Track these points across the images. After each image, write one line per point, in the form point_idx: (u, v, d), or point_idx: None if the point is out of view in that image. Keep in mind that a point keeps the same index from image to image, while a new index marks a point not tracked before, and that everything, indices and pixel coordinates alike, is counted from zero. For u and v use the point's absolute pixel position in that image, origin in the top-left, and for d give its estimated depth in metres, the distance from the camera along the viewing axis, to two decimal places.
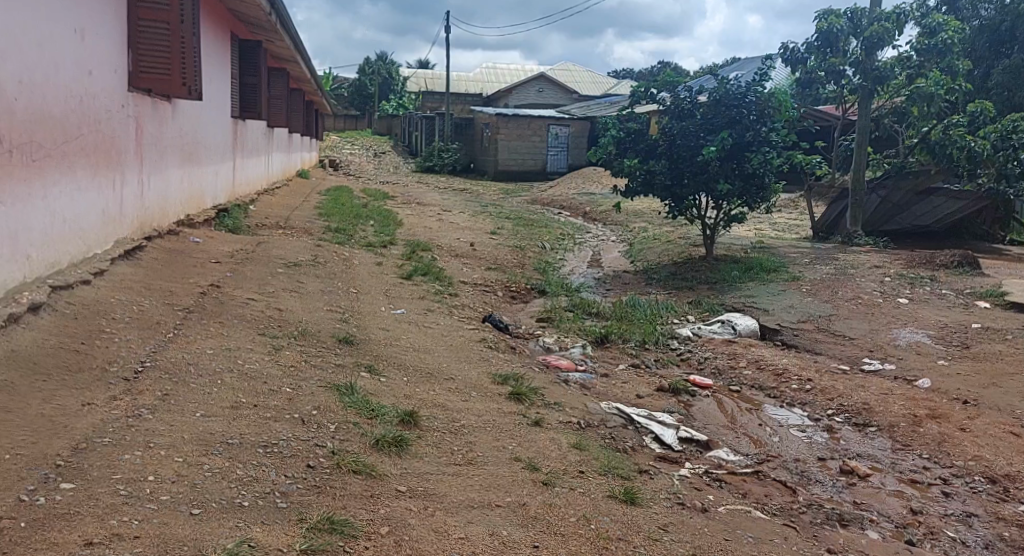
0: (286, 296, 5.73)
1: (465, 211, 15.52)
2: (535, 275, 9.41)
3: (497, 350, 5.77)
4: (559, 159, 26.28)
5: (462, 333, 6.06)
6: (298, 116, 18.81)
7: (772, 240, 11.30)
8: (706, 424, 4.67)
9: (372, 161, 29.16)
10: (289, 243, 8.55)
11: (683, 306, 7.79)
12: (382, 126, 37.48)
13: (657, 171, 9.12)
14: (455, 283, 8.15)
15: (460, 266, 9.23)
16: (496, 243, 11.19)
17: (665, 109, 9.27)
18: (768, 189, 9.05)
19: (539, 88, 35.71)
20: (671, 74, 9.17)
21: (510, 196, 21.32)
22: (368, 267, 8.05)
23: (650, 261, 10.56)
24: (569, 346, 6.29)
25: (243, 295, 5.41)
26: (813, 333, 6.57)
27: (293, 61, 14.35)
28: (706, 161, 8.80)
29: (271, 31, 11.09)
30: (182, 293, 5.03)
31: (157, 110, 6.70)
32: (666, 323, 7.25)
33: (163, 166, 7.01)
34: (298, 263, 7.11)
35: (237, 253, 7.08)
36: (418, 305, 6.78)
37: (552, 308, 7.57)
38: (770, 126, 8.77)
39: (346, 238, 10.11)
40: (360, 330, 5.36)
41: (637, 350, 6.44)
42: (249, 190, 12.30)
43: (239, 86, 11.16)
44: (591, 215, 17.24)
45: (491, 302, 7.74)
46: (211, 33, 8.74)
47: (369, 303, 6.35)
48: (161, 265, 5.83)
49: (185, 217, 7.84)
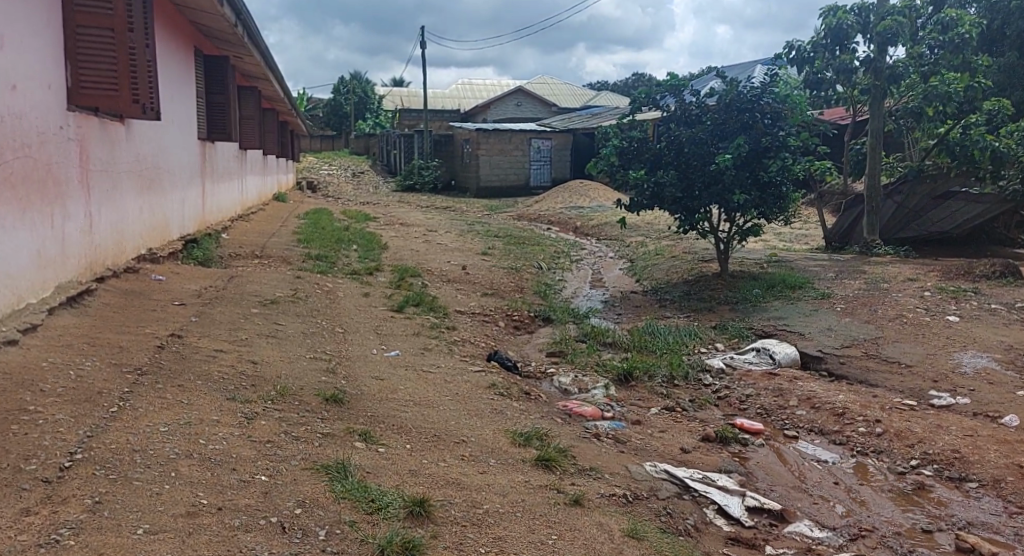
0: (260, 342, 4.88)
1: (452, 231, 14.72)
2: (536, 300, 8.64)
3: (511, 399, 4.97)
4: (542, 174, 25.61)
5: (468, 377, 5.25)
6: (271, 137, 17.96)
7: (785, 252, 10.61)
8: (773, 487, 3.93)
9: (351, 182, 28.31)
10: (265, 275, 7.68)
11: (707, 331, 7.04)
12: (359, 146, 36.67)
13: (666, 183, 8.36)
14: (451, 313, 7.35)
15: (455, 293, 8.42)
16: (490, 265, 10.40)
17: (670, 116, 8.52)
18: (788, 199, 8.35)
19: (517, 102, 35.12)
20: (676, 76, 8.29)
21: (495, 212, 20.56)
22: (354, 300, 7.23)
23: (658, 280, 9.84)
24: (591, 387, 5.52)
25: (210, 345, 4.55)
26: (862, 361, 5.83)
27: (265, 78, 13.48)
28: (721, 170, 8.06)
29: (239, 45, 10.24)
30: (134, 348, 4.17)
31: (107, 131, 5.86)
32: (692, 353, 6.48)
33: (117, 195, 6.16)
34: (275, 300, 6.26)
35: (205, 290, 6.23)
36: (415, 344, 5.96)
37: (561, 340, 6.78)
38: (788, 130, 8.03)
39: (329, 266, 9.27)
40: (350, 383, 4.53)
41: (666, 388, 5.67)
42: (221, 215, 11.42)
43: (207, 105, 10.29)
44: (582, 229, 16.52)
45: (494, 335, 6.94)
46: (170, 45, 7.88)
47: (357, 345, 5.53)
48: (114, 312, 4.97)
49: (147, 251, 6.99)
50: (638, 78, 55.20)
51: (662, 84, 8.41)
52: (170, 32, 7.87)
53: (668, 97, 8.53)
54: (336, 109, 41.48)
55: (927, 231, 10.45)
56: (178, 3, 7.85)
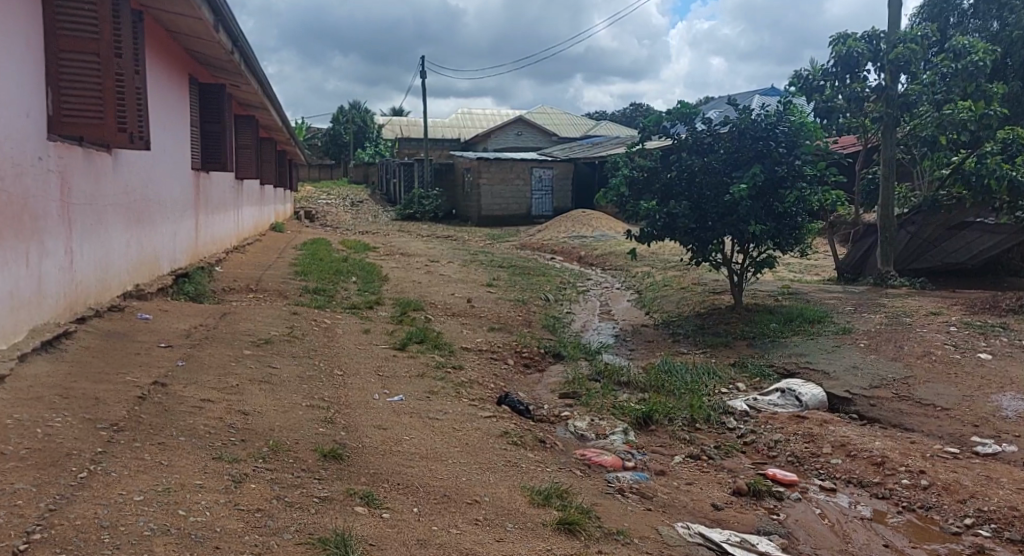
0: (253, 389, 4.52)
1: (454, 261, 14.38)
2: (545, 335, 8.30)
3: (526, 448, 4.60)
4: (543, 203, 25.38)
5: (477, 423, 4.88)
6: (270, 167, 17.74)
7: (798, 283, 10.32)
8: (818, 550, 3.63)
9: (350, 211, 28.09)
10: (260, 311, 7.33)
11: (727, 370, 6.69)
12: (359, 175, 36.52)
13: (678, 214, 8.07)
14: (457, 350, 7.00)
15: (460, 328, 8.08)
16: (495, 298, 10.08)
17: (680, 145, 8.26)
18: (803, 229, 8.05)
19: (517, 132, 35.07)
20: (687, 104, 8.06)
21: (497, 241, 20.27)
22: (356, 337, 6.88)
23: (669, 313, 9.53)
24: (609, 433, 5.17)
25: (197, 394, 4.19)
26: (895, 403, 5.47)
27: (263, 107, 13.25)
28: (735, 200, 7.77)
29: (235, 73, 10.00)
30: (111, 399, 3.80)
31: (91, 162, 5.54)
32: (713, 394, 6.12)
33: (103, 229, 5.83)
34: (271, 339, 5.91)
35: (195, 330, 5.87)
36: (419, 386, 5.60)
37: (574, 380, 6.42)
38: (803, 158, 7.74)
39: (327, 300, 8.92)
40: (351, 434, 4.17)
41: (689, 433, 5.30)
42: (215, 247, 11.10)
43: (201, 134, 10.01)
44: (587, 260, 16.21)
45: (503, 374, 6.58)
46: (162, 72, 7.60)
47: (359, 389, 5.16)
48: (93, 358, 4.60)
49: (135, 288, 6.66)
50: (637, 107, 55.38)
51: (672, 112, 8.16)
52: (162, 60, 7.61)
53: (678, 125, 8.28)
54: (335, 139, 41.47)
55: (940, 261, 10.21)
56: (172, 30, 7.61)
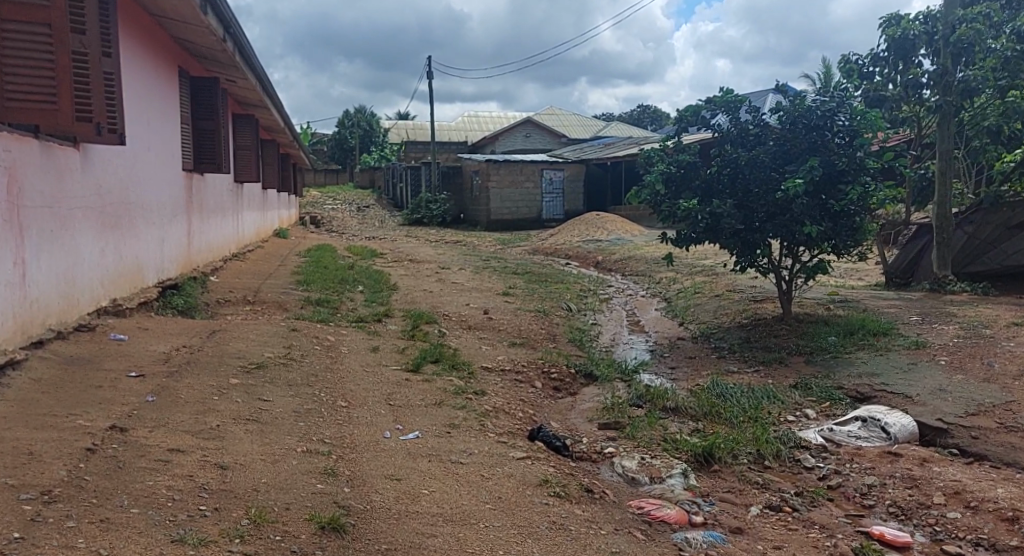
0: (237, 430, 3.66)
1: (466, 268, 13.55)
2: (572, 350, 7.45)
3: (571, 502, 3.72)
4: (554, 206, 24.51)
5: (508, 468, 4.03)
6: (273, 170, 16.94)
7: (846, 290, 9.45)
8: None
9: (356, 216, 27.29)
10: (255, 328, 6.51)
11: (787, 393, 5.81)
12: (365, 180, 35.76)
13: (723, 214, 7.23)
14: (477, 371, 6.16)
15: (478, 344, 7.23)
16: (514, 308, 9.23)
17: (723, 136, 7.50)
18: (863, 230, 7.22)
19: (526, 133, 34.23)
20: (731, 91, 7.36)
21: (507, 246, 19.45)
22: (362, 357, 6.04)
23: (707, 324, 8.68)
24: (666, 475, 4.33)
25: (167, 441, 3.34)
26: (1004, 436, 4.58)
27: (264, 107, 12.50)
28: (790, 198, 6.96)
29: (233, 66, 9.23)
30: (50, 455, 2.96)
31: (52, 158, 4.75)
32: (778, 424, 5.25)
33: (69, 237, 5.03)
34: (265, 363, 5.08)
35: (176, 353, 5.03)
36: (437, 419, 4.75)
37: (613, 408, 5.58)
38: (864, 150, 6.90)
39: (330, 312, 8.09)
40: (356, 490, 3.31)
41: (759, 475, 4.46)
42: (210, 255, 10.28)
43: (194, 132, 9.20)
44: (605, 265, 15.34)
45: (531, 400, 5.73)
46: (142, 58, 6.77)
47: (365, 425, 4.32)
48: (44, 394, 3.77)
49: (111, 303, 5.84)
50: (646, 109, 54.46)
51: (713, 100, 7.43)
52: (144, 48, 6.86)
53: (719, 115, 7.56)
54: (341, 143, 40.72)
55: (999, 264, 9.12)
56: (155, 13, 6.84)
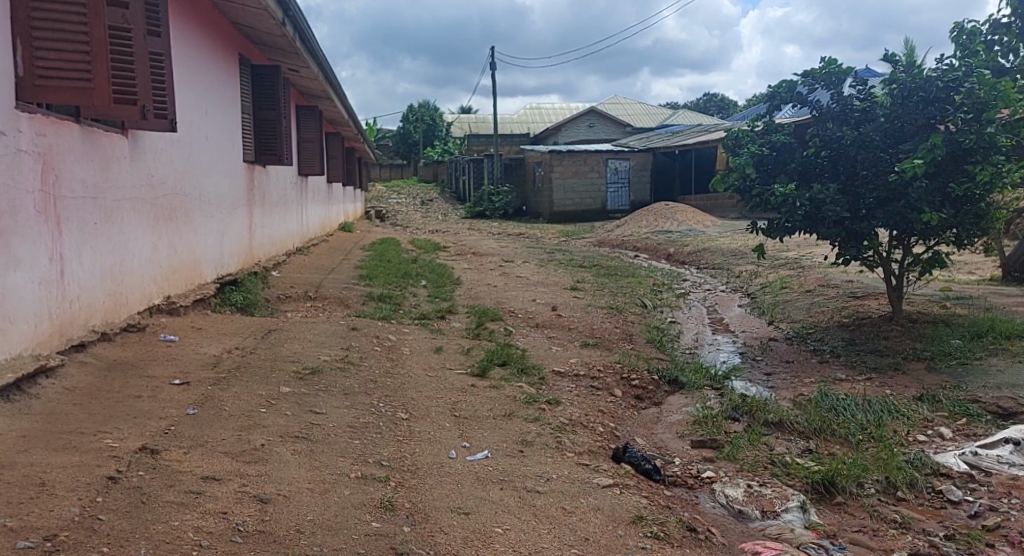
0: (284, 452, 3.17)
1: (533, 261, 12.97)
2: (652, 353, 6.78)
3: (672, 545, 3.10)
4: (621, 197, 23.72)
5: (593, 499, 3.43)
6: (335, 163, 16.68)
7: (958, 286, 8.49)
8: None
9: (419, 210, 27.03)
10: (314, 327, 6.09)
11: (911, 406, 5.07)
12: (428, 173, 35.59)
13: (826, 200, 6.44)
14: (549, 377, 5.57)
15: (548, 345, 6.64)
16: (585, 305, 8.60)
17: (823, 113, 6.73)
18: (990, 217, 6.40)
19: (591, 123, 33.44)
20: (835, 61, 6.58)
21: (572, 238, 18.78)
22: (423, 360, 5.54)
23: (802, 323, 7.88)
24: (780, 509, 3.67)
25: (201, 466, 2.87)
26: None
27: (326, 97, 12.19)
28: (906, 181, 6.12)
29: (293, 52, 8.86)
30: (64, 486, 2.52)
31: (96, 146, 4.38)
32: (908, 445, 4.52)
33: (116, 230, 4.66)
34: (320, 368, 4.62)
35: (225, 356, 4.60)
36: (508, 434, 4.19)
37: (707, 422, 4.92)
38: (995, 127, 6.02)
39: (392, 309, 7.63)
40: (419, 530, 2.77)
41: (894, 511, 3.76)
42: (273, 249, 9.99)
43: (255, 122, 8.87)
44: (677, 258, 14.55)
45: (612, 411, 5.11)
46: (197, 42, 6.41)
47: (428, 443, 3.80)
48: (74, 406, 3.36)
49: (164, 301, 5.48)
50: (713, 97, 52.78)
51: (813, 74, 6.66)
52: (201, 32, 6.53)
53: (820, 90, 6.77)
54: (405, 137, 40.69)
55: None
56: None
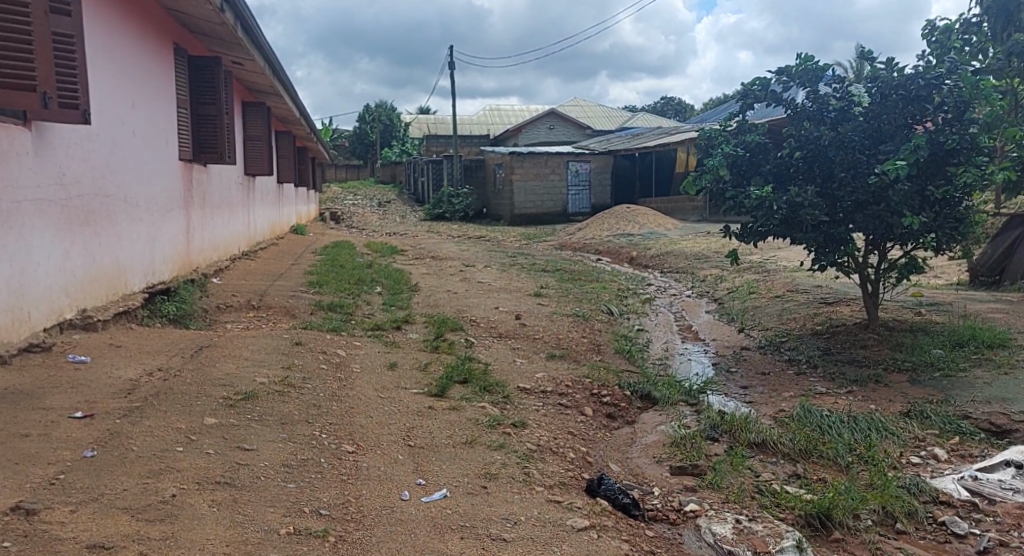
0: (199, 504, 2.66)
1: (493, 266, 12.51)
2: (621, 364, 6.38)
3: None
4: (581, 199, 23.43)
5: (568, 547, 2.99)
6: (287, 163, 15.99)
7: (929, 291, 8.29)
8: None
9: (377, 212, 26.36)
10: (254, 340, 5.53)
11: (899, 423, 4.74)
12: (385, 174, 34.88)
13: (803, 203, 6.12)
14: (513, 395, 5.12)
15: (511, 358, 6.18)
16: (549, 312, 8.17)
17: (799, 112, 6.42)
18: (969, 220, 6.15)
19: (550, 125, 33.16)
20: (811, 58, 6.27)
21: (533, 241, 18.39)
22: (375, 377, 5.03)
23: (774, 330, 7.56)
24: (775, 549, 3.27)
25: (88, 534, 2.35)
26: None
27: (276, 93, 11.55)
28: (887, 183, 5.83)
29: (236, 43, 8.24)
30: None
31: None
32: (902, 468, 4.17)
33: (13, 236, 4.07)
34: (255, 391, 4.08)
35: (144, 381, 4.03)
36: (468, 466, 3.71)
37: (686, 444, 4.52)
38: (977, 126, 5.76)
39: (343, 319, 7.09)
40: None
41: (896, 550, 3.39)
42: (215, 254, 9.32)
43: (193, 117, 8.22)
44: (640, 262, 14.25)
45: (582, 433, 4.67)
46: (118, 26, 5.78)
47: (377, 481, 3.30)
48: None
49: (79, 315, 4.86)
50: (670, 100, 53.08)
51: (788, 71, 6.36)
52: (124, 15, 5.93)
53: (795, 88, 6.45)
54: (361, 138, 39.91)
55: None
56: None
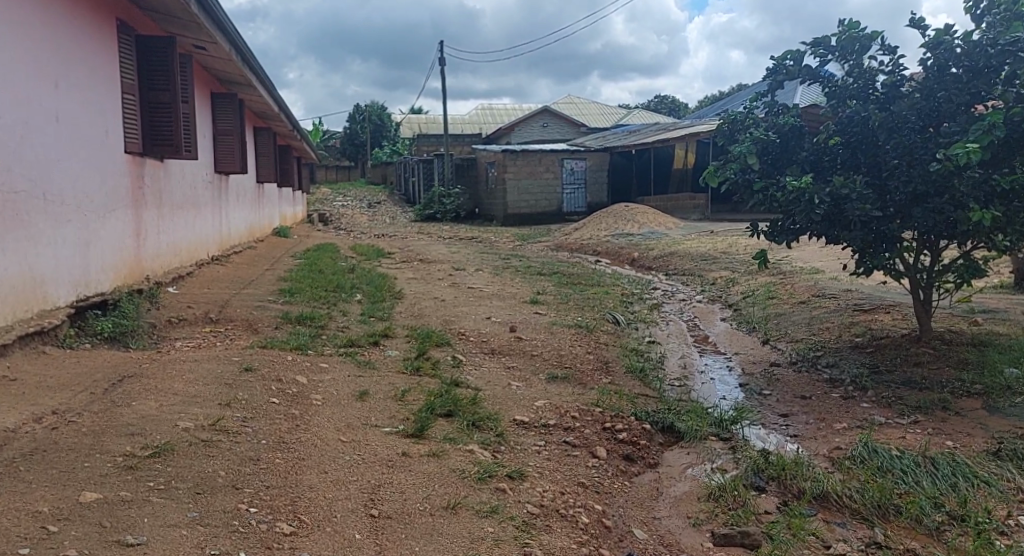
0: None
1: (486, 269, 11.55)
2: (635, 387, 5.42)
3: None
4: (577, 198, 22.45)
5: None
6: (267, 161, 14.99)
7: (976, 296, 7.35)
8: None
9: (366, 213, 25.31)
10: (195, 365, 4.54)
11: (993, 467, 3.80)
12: (376, 175, 33.93)
13: (850, 196, 5.18)
14: (509, 432, 4.15)
15: (506, 381, 5.20)
16: (549, 323, 7.21)
17: (839, 90, 5.51)
18: None
19: (544, 122, 32.18)
20: (855, 26, 5.37)
21: (528, 243, 17.45)
22: (337, 412, 4.05)
23: (806, 342, 6.60)
24: None
25: None
26: None
27: (249, 83, 10.57)
28: (952, 172, 4.91)
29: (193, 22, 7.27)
30: None
31: None
32: (1012, 535, 3.24)
33: None
34: (173, 442, 3.12)
35: (25, 430, 3.06)
36: (451, 548, 2.76)
37: (729, 501, 3.56)
38: None
39: (311, 333, 6.13)
40: None
41: None
42: (175, 259, 8.32)
43: (144, 105, 7.23)
44: (642, 263, 13.31)
45: (596, 483, 3.71)
46: None
47: None
48: None
49: None
50: (665, 99, 52.24)
51: (827, 43, 5.45)
52: None
53: (835, 63, 5.53)
54: (352, 138, 38.92)
55: None
56: None
